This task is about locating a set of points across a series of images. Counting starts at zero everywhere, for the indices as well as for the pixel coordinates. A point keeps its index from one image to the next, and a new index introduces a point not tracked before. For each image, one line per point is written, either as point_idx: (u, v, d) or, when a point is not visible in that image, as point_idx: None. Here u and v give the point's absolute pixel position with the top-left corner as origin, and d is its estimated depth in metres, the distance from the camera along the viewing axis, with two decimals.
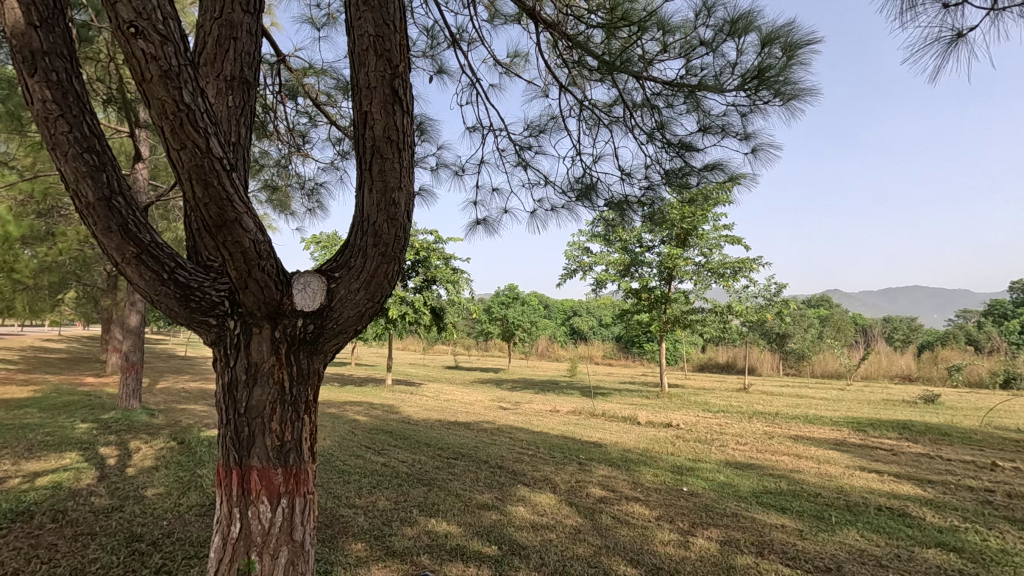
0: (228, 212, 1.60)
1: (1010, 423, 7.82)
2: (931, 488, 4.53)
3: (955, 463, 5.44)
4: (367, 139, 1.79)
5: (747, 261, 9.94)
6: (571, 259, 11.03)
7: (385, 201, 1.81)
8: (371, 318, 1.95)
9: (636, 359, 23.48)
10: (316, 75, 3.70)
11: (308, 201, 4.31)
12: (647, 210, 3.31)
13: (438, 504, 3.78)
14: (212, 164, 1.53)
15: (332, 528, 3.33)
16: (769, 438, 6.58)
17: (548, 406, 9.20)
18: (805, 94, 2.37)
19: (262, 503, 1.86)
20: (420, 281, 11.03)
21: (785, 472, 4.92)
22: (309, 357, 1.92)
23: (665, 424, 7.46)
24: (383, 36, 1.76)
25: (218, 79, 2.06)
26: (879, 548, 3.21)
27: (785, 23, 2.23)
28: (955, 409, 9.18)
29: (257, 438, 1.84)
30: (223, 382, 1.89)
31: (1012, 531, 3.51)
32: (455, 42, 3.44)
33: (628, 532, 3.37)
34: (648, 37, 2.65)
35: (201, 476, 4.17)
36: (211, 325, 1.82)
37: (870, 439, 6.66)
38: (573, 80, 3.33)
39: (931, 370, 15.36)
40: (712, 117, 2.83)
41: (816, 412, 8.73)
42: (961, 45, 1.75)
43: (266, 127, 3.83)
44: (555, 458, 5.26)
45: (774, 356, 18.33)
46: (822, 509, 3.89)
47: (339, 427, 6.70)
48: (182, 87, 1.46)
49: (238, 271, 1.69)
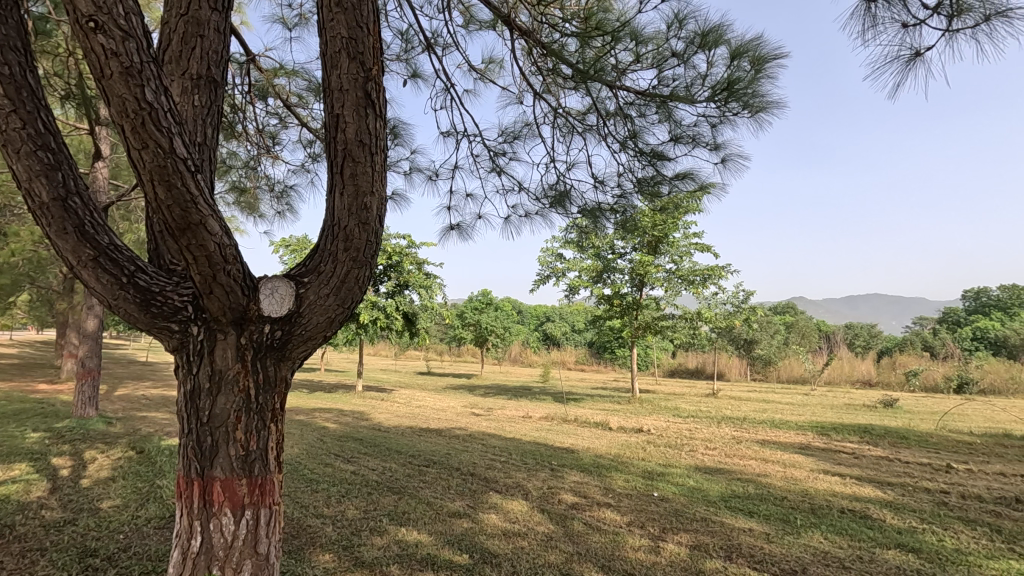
0: (193, 214, 1.54)
1: (963, 426, 8.16)
2: (891, 490, 4.68)
3: (912, 465, 5.63)
4: (338, 142, 1.76)
5: (716, 268, 10.14)
6: (545, 265, 11.07)
7: (357, 205, 1.78)
8: (342, 324, 1.91)
9: (608, 364, 23.69)
10: (287, 76, 3.64)
11: (277, 203, 4.23)
12: (620, 217, 3.34)
13: (409, 512, 3.72)
14: (176, 165, 1.48)
15: (298, 539, 3.24)
16: (737, 442, 6.71)
17: (520, 412, 9.17)
18: (773, 107, 2.43)
19: (224, 515, 1.80)
20: (392, 286, 10.90)
21: (753, 476, 5.01)
22: (276, 364, 1.87)
23: (636, 429, 7.53)
24: (356, 38, 1.73)
25: (184, 77, 2.00)
26: (842, 550, 3.29)
27: (753, 37, 2.29)
28: (913, 413, 9.53)
29: (220, 448, 1.78)
30: (186, 390, 1.82)
31: (966, 532, 3.64)
32: (429, 46, 3.43)
33: (599, 538, 3.37)
34: (621, 47, 2.69)
35: (161, 487, 4.01)
36: (173, 330, 1.76)
37: (833, 443, 6.85)
38: (547, 88, 3.35)
39: (889, 376, 15.93)
40: (683, 127, 2.88)
41: (782, 416, 8.93)
42: (919, 63, 1.83)
43: (234, 127, 3.74)
44: (527, 464, 5.25)
45: (742, 362, 18.73)
46: (788, 513, 3.97)
47: (308, 434, 6.55)
48: (144, 84, 1.41)
49: (202, 276, 1.64)
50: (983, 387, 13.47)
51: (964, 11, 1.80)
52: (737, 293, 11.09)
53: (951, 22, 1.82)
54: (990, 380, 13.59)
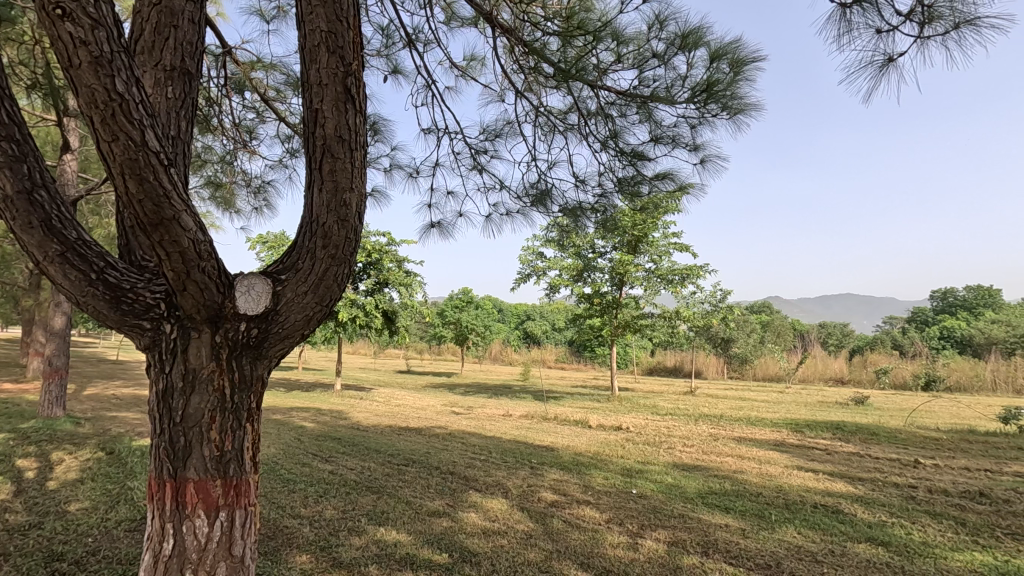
0: (166, 209, 1.50)
1: (930, 422, 8.40)
2: (861, 485, 4.80)
3: (882, 461, 5.79)
4: (317, 137, 1.73)
5: (694, 268, 10.27)
6: (526, 264, 11.08)
7: (336, 201, 1.75)
8: (320, 322, 1.88)
9: (588, 363, 23.85)
10: (265, 70, 3.57)
11: (254, 199, 4.15)
12: (600, 216, 3.36)
13: (387, 512, 3.69)
14: (148, 158, 1.44)
15: (275, 540, 3.20)
16: (714, 439, 6.81)
17: (500, 411, 9.17)
18: (751, 109, 2.46)
19: (198, 517, 1.76)
20: (371, 284, 10.80)
21: (729, 473, 5.09)
22: (253, 363, 1.84)
23: (615, 427, 7.60)
24: (336, 32, 1.70)
25: (156, 68, 1.95)
26: (815, 545, 3.36)
27: (732, 40, 2.32)
28: (882, 410, 9.80)
29: (193, 448, 1.74)
30: (158, 389, 1.78)
31: (933, 525, 3.75)
32: (410, 42, 3.40)
33: (578, 535, 3.39)
34: (602, 46, 2.71)
35: (132, 488, 3.91)
36: (145, 329, 1.71)
37: (807, 439, 7.00)
38: (529, 86, 3.35)
39: (860, 374, 16.33)
40: (663, 127, 2.91)
41: (757, 414, 9.10)
42: (891, 69, 1.88)
43: (210, 121, 3.67)
44: (507, 463, 5.26)
45: (719, 360, 19.03)
46: (763, 508, 4.05)
47: (285, 434, 6.47)
48: (115, 75, 1.36)
49: (175, 272, 1.60)
50: (949, 384, 13.91)
51: (935, 18, 1.84)
52: (715, 292, 11.24)
53: (923, 30, 1.87)
54: (956, 377, 14.04)
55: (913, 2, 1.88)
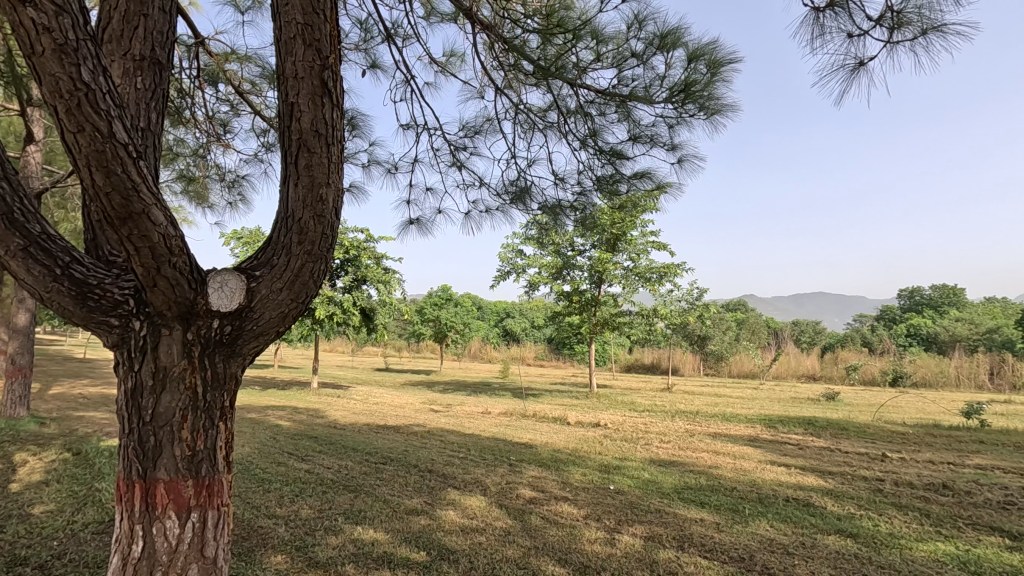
0: (135, 203, 1.46)
1: (897, 417, 8.66)
2: (831, 478, 4.92)
3: (851, 455, 5.95)
4: (293, 132, 1.71)
5: (672, 266, 10.39)
6: (505, 261, 11.07)
7: (312, 197, 1.73)
8: (295, 319, 1.86)
9: (567, 361, 24.00)
10: (239, 61, 3.50)
11: (229, 193, 4.07)
12: (579, 214, 3.37)
13: (365, 511, 3.66)
14: (116, 150, 1.40)
15: (249, 540, 3.15)
16: (690, 435, 6.91)
17: (479, 408, 9.16)
18: (727, 110, 2.50)
19: (169, 518, 1.72)
20: (349, 281, 10.68)
21: (704, 468, 5.17)
22: (226, 361, 1.80)
23: (593, 423, 7.66)
24: (312, 25, 1.67)
25: (125, 58, 1.90)
26: (786, 537, 3.44)
27: (709, 41, 2.35)
28: (851, 406, 10.06)
29: (164, 448, 1.70)
30: (126, 388, 1.73)
31: (899, 517, 3.86)
32: (389, 36, 3.36)
33: (556, 531, 3.41)
34: (582, 45, 2.72)
35: (99, 490, 3.81)
36: (113, 325, 1.66)
37: (780, 434, 7.15)
38: (508, 84, 3.34)
39: (831, 370, 16.73)
40: (642, 127, 2.93)
41: (732, 410, 9.26)
42: (862, 73, 1.92)
43: (181, 113, 3.58)
44: (486, 460, 5.26)
45: (695, 357, 19.31)
46: (737, 502, 4.12)
47: (260, 432, 6.36)
48: (80, 63, 1.32)
49: (145, 268, 1.56)
50: (915, 380, 14.34)
51: (904, 24, 1.89)
52: (692, 290, 11.39)
53: (892, 35, 1.92)
54: (921, 373, 14.49)
55: (883, 7, 1.92)
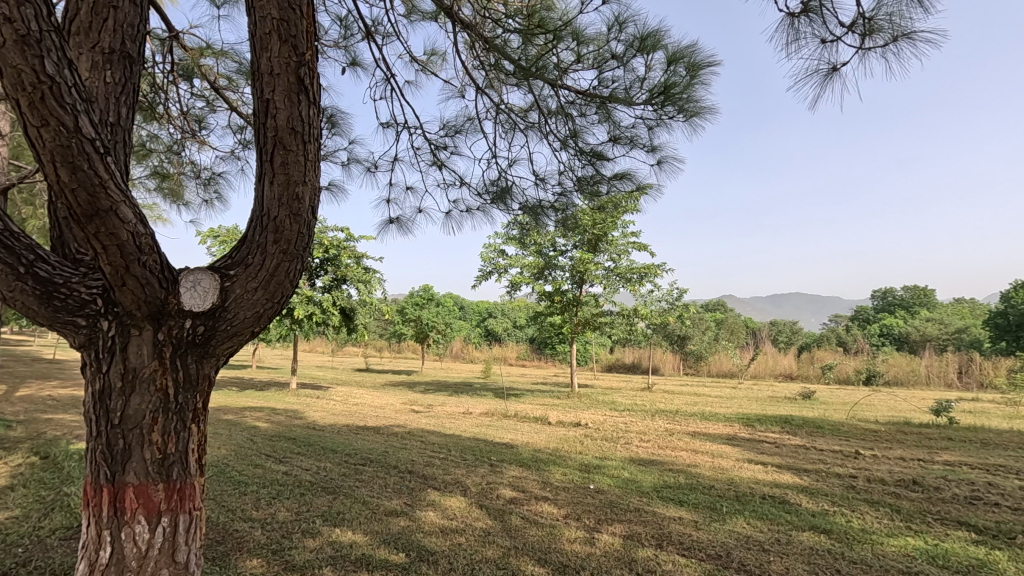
0: (102, 200, 1.43)
1: (870, 415, 8.87)
2: (806, 476, 5.02)
3: (826, 452, 6.06)
4: (268, 129, 1.68)
5: (652, 266, 10.49)
6: (487, 261, 11.05)
7: (288, 194, 1.70)
8: (271, 319, 1.83)
9: (548, 360, 24.07)
10: (215, 56, 3.44)
11: (205, 191, 3.99)
12: (561, 214, 3.38)
13: (343, 512, 3.63)
14: (82, 146, 1.36)
15: (223, 544, 3.09)
16: (669, 434, 6.99)
17: (461, 408, 9.13)
18: (706, 112, 2.53)
19: (138, 523, 1.67)
20: (329, 281, 10.55)
21: (683, 467, 5.22)
22: (198, 362, 1.76)
23: (574, 423, 7.69)
24: (288, 20, 1.65)
25: (94, 50, 1.85)
26: (763, 534, 3.49)
27: (689, 44, 2.37)
28: (827, 404, 10.27)
29: (134, 452, 1.66)
30: (94, 390, 1.69)
31: (871, 512, 3.95)
32: (369, 34, 3.34)
33: (536, 531, 3.42)
34: (563, 46, 2.73)
35: (68, 494, 3.70)
36: (80, 325, 1.62)
37: (757, 433, 7.25)
38: (489, 83, 3.33)
39: (808, 369, 17.07)
40: (622, 128, 2.95)
41: (710, 409, 9.39)
42: (835, 78, 1.97)
43: (154, 109, 3.51)
44: (467, 460, 5.25)
45: (675, 357, 19.53)
46: (715, 500, 4.17)
47: (237, 434, 6.25)
48: (44, 56, 1.28)
49: (113, 267, 1.52)
50: (887, 378, 14.71)
51: (875, 30, 1.93)
52: (672, 290, 11.48)
53: (865, 41, 1.96)
54: (894, 372, 14.88)
55: (856, 14, 1.96)
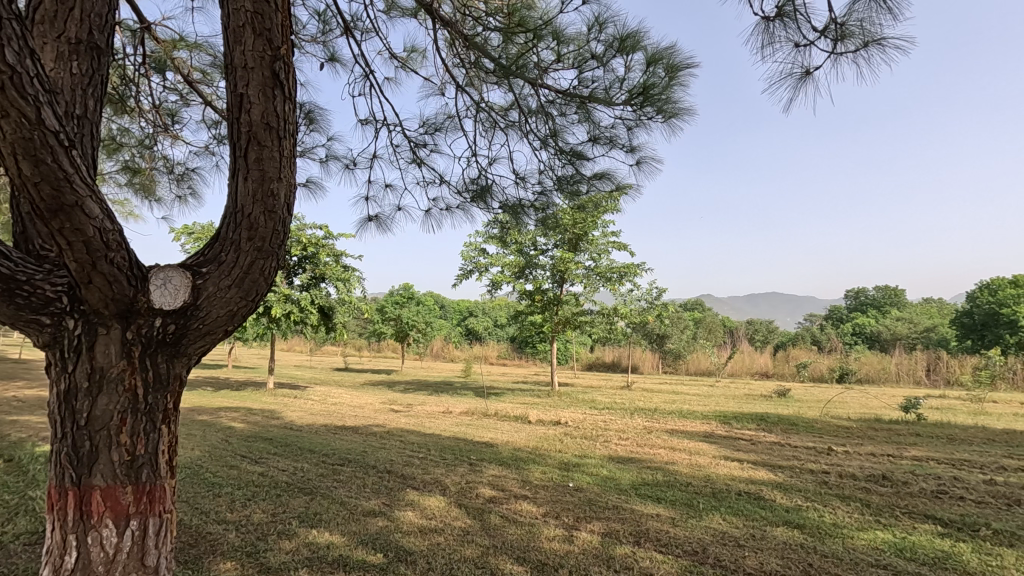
0: (66, 194, 1.38)
1: (842, 412, 9.09)
2: (781, 472, 5.11)
3: (799, 448, 6.19)
4: (242, 124, 1.64)
5: (632, 266, 10.58)
6: (467, 260, 11.01)
7: (263, 190, 1.67)
8: (245, 317, 1.80)
9: (529, 359, 24.12)
10: (188, 49, 3.36)
11: (178, 186, 3.91)
12: (541, 214, 3.38)
13: (320, 513, 3.58)
14: (45, 138, 1.31)
15: (196, 547, 3.03)
16: (648, 432, 7.05)
17: (440, 407, 9.10)
18: (684, 113, 2.56)
19: (105, 527, 1.63)
20: (307, 279, 10.41)
21: (661, 464, 5.28)
22: (169, 362, 1.72)
23: (554, 421, 7.71)
24: (263, 13, 1.61)
25: (59, 40, 1.79)
26: (738, 530, 3.54)
27: (668, 45, 2.39)
28: (801, 402, 10.48)
29: (101, 453, 1.62)
30: (59, 390, 1.64)
31: (843, 507, 4.04)
32: (348, 29, 3.30)
33: (515, 530, 3.41)
34: (543, 45, 2.73)
35: (32, 498, 3.58)
36: (44, 325, 1.57)
37: (734, 430, 7.36)
38: (470, 81, 3.32)
39: (783, 367, 17.38)
40: (601, 128, 2.96)
41: (688, 407, 9.51)
42: (808, 82, 2.01)
43: (125, 102, 3.42)
44: (446, 459, 5.23)
45: (654, 356, 19.73)
46: (692, 497, 4.22)
47: (211, 435, 6.13)
48: (4, 44, 1.23)
49: (79, 263, 1.47)
50: (860, 376, 15.08)
51: (847, 36, 1.97)
52: (651, 289, 11.58)
53: (838, 46, 2.01)
54: (865, 370, 15.25)
55: (828, 19, 2.00)
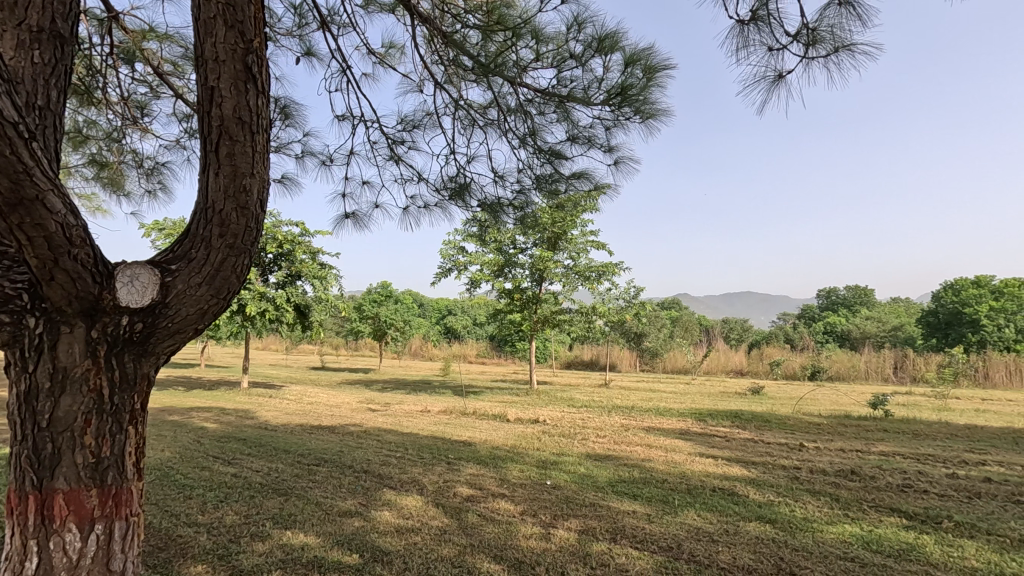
0: (27, 188, 1.33)
1: (814, 409, 9.30)
2: (754, 468, 5.21)
3: (772, 445, 6.32)
4: (213, 118, 1.60)
5: (610, 265, 10.67)
6: (446, 259, 10.96)
7: (235, 186, 1.64)
8: (216, 315, 1.76)
9: (508, 359, 24.11)
10: (158, 40, 3.27)
11: (148, 181, 3.81)
12: (519, 212, 3.38)
13: (295, 514, 3.53)
14: (4, 130, 1.25)
15: (166, 551, 2.95)
16: (625, 430, 7.11)
17: (419, 406, 9.04)
18: (661, 114, 2.58)
19: (68, 531, 1.58)
20: (283, 276, 10.25)
21: (637, 461, 5.33)
22: (136, 361, 1.68)
23: (532, 420, 7.72)
24: (234, 5, 1.58)
25: (20, 28, 1.72)
26: (712, 525, 3.60)
27: (646, 46, 2.42)
28: (774, 399, 10.69)
29: (64, 455, 1.57)
30: (19, 391, 1.58)
31: (813, 501, 4.14)
32: (325, 23, 3.25)
33: (492, 529, 3.41)
34: (523, 44, 2.73)
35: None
36: (3, 323, 1.51)
37: (709, 427, 7.48)
38: (448, 79, 3.31)
39: (757, 366, 17.72)
40: (579, 128, 2.98)
41: (665, 404, 9.61)
42: (780, 85, 2.04)
43: (92, 93, 3.32)
44: (423, 459, 5.20)
45: (632, 354, 19.91)
46: (668, 494, 4.28)
47: (182, 435, 6.00)
48: None
49: (41, 259, 1.42)
50: (831, 374, 15.46)
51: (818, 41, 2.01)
52: (629, 288, 11.67)
53: (809, 51, 2.05)
54: (836, 367, 15.63)
55: (801, 24, 2.03)
